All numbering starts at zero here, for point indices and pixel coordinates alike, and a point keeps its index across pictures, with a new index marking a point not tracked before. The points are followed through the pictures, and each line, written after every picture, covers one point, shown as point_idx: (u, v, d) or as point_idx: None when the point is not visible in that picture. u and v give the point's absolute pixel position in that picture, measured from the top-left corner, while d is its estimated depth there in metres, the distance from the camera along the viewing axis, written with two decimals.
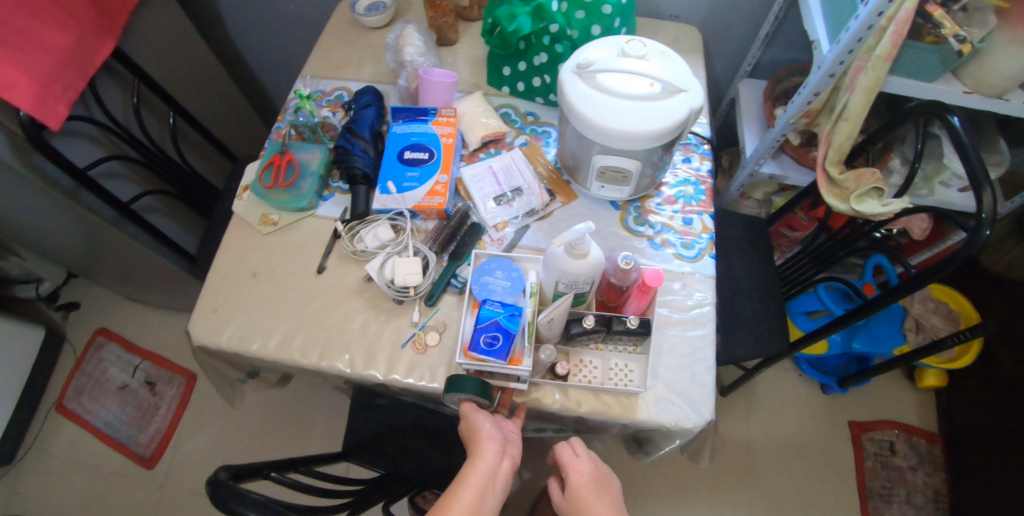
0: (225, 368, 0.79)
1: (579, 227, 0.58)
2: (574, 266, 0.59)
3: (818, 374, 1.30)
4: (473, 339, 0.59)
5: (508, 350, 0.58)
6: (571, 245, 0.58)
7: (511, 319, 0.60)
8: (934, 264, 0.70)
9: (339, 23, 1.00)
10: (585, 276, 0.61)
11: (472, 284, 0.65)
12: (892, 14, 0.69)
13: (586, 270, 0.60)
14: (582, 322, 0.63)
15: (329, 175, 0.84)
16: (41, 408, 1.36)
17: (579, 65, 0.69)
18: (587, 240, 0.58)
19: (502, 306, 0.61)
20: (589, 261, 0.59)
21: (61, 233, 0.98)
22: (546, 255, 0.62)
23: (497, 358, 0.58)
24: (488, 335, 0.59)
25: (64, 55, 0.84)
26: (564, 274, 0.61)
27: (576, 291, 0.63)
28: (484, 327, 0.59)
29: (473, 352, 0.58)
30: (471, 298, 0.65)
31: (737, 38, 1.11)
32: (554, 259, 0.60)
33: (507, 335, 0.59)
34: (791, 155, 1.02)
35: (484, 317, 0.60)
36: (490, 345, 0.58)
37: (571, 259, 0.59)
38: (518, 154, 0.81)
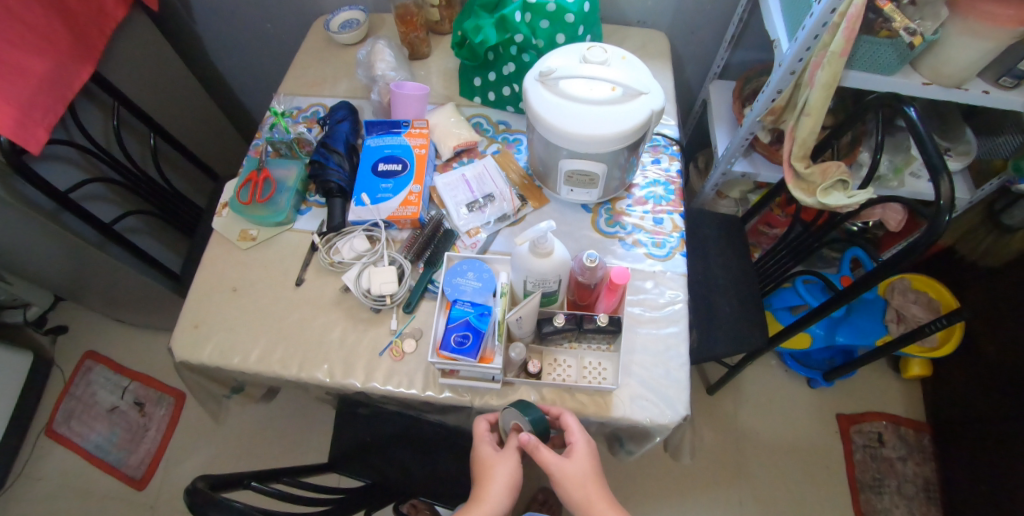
0: (207, 383, 0.80)
1: (541, 226, 0.60)
2: (539, 264, 0.61)
3: (804, 368, 1.31)
4: (444, 337, 0.60)
5: (478, 348, 0.60)
6: (534, 244, 0.59)
7: (481, 318, 0.61)
8: (899, 253, 0.71)
9: (314, 41, 1.03)
10: (552, 274, 0.62)
11: (443, 283, 0.66)
12: (843, 11, 0.71)
13: (552, 268, 0.61)
14: (553, 321, 0.64)
15: (306, 190, 0.86)
16: (30, 433, 1.36)
17: (541, 73, 0.70)
18: (550, 238, 0.60)
19: (472, 306, 0.62)
20: (554, 259, 0.61)
21: (45, 257, 0.99)
22: (513, 255, 0.63)
23: (467, 356, 0.59)
24: (459, 335, 0.60)
25: (43, 81, 0.86)
26: (532, 272, 0.62)
27: (544, 289, 0.64)
28: (454, 326, 0.61)
29: (445, 350, 0.60)
30: (443, 298, 0.66)
31: (705, 41, 1.13)
32: (520, 260, 0.62)
33: (477, 333, 0.60)
34: (762, 153, 1.04)
35: (455, 316, 0.61)
36: (460, 344, 0.60)
37: (536, 258, 0.61)
38: (490, 162, 0.82)
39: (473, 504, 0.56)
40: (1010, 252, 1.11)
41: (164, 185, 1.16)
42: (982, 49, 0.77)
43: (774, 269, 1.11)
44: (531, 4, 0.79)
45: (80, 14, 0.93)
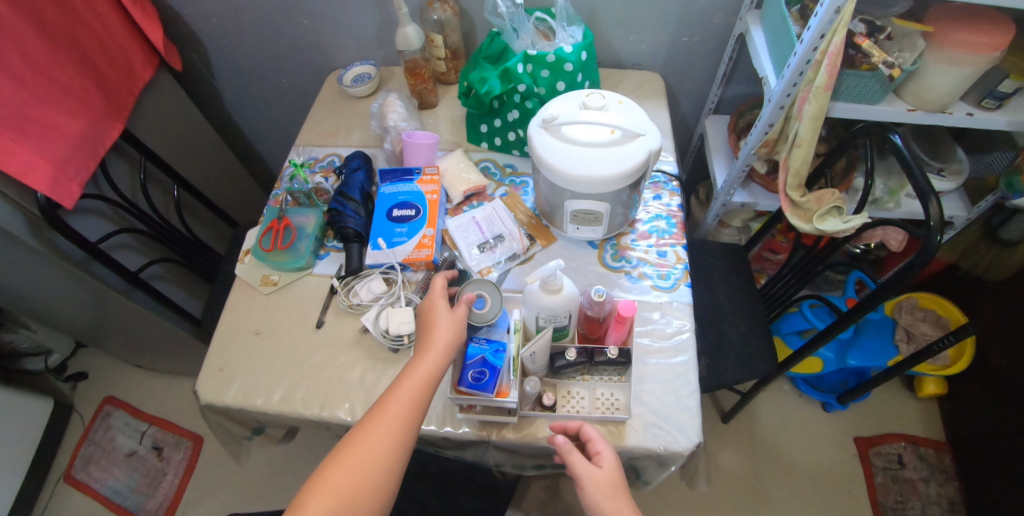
0: (231, 424, 0.82)
1: (550, 264, 0.63)
2: (549, 301, 0.64)
3: (817, 392, 1.32)
4: (461, 373, 0.63)
5: (495, 383, 0.62)
6: (544, 281, 0.63)
7: (497, 354, 0.64)
8: (896, 272, 0.74)
9: (328, 95, 1.09)
10: (563, 310, 0.65)
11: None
12: (825, 48, 0.76)
13: (562, 304, 0.64)
14: (566, 355, 0.67)
15: (324, 235, 0.90)
16: (49, 480, 1.37)
17: (544, 119, 0.75)
18: (559, 276, 0.63)
19: (487, 343, 0.65)
20: (564, 295, 0.64)
21: (72, 304, 1.03)
22: (524, 293, 0.66)
23: (484, 391, 0.61)
24: (476, 371, 0.63)
25: (77, 139, 0.91)
26: (543, 309, 0.65)
27: (557, 324, 0.67)
28: (471, 363, 0.63)
29: (462, 386, 0.62)
30: None
31: (698, 79, 1.19)
32: (532, 297, 0.65)
33: (493, 369, 0.63)
34: (759, 183, 1.08)
35: (471, 354, 0.64)
36: (478, 380, 0.62)
37: (546, 294, 0.64)
38: (499, 204, 0.86)
39: (425, 351, 0.61)
40: (1013, 266, 1.13)
41: (186, 233, 1.21)
42: (960, 75, 0.81)
43: (779, 294, 1.12)
44: (532, 56, 0.84)
45: (111, 76, 1.00)
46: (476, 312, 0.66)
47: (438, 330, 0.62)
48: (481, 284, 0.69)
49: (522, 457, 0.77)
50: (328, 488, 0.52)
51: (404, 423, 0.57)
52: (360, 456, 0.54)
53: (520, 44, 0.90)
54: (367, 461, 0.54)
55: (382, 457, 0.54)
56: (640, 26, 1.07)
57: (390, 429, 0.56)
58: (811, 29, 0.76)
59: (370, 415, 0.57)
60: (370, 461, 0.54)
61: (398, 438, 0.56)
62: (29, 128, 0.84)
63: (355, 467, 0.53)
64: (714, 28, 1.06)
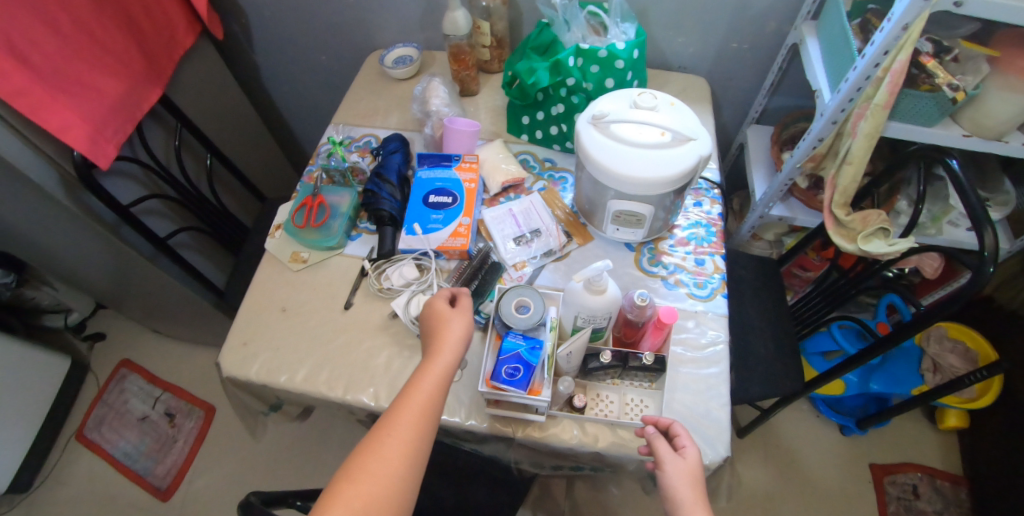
0: (250, 399, 0.82)
1: (597, 264, 0.62)
2: (592, 301, 0.62)
3: (837, 415, 1.29)
4: (494, 369, 0.61)
5: (528, 381, 0.60)
6: (589, 281, 0.61)
7: (533, 352, 0.62)
8: (940, 301, 0.72)
9: (368, 75, 1.08)
10: (604, 312, 0.64)
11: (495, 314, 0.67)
12: (888, 65, 0.74)
13: (604, 305, 0.63)
14: (600, 357, 0.65)
15: (357, 216, 0.89)
16: (61, 437, 1.39)
17: (594, 116, 0.74)
18: (605, 277, 0.62)
19: (524, 339, 0.63)
20: (607, 296, 0.63)
21: (98, 265, 1.03)
22: (566, 292, 0.65)
23: (518, 388, 0.60)
24: (510, 367, 0.61)
25: (116, 100, 0.91)
26: (584, 309, 0.63)
27: (594, 326, 0.66)
28: (506, 358, 0.61)
29: (495, 381, 0.61)
30: (493, 331, 0.68)
31: (743, 87, 1.16)
32: (573, 296, 0.64)
33: (528, 366, 0.61)
34: (799, 198, 1.05)
35: (506, 349, 0.62)
36: (511, 376, 0.60)
37: (590, 295, 0.63)
38: (537, 199, 0.85)
39: (435, 353, 0.58)
40: None
41: (215, 203, 1.20)
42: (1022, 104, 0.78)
43: (808, 314, 1.10)
44: (584, 50, 0.83)
45: (153, 40, 0.99)
46: (520, 316, 0.64)
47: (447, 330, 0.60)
48: (522, 290, 0.67)
49: (542, 456, 0.76)
50: (341, 502, 0.48)
51: (422, 425, 0.53)
52: (374, 466, 0.50)
53: (570, 37, 0.87)
54: (384, 470, 0.50)
55: (397, 467, 0.50)
56: (690, 28, 1.04)
57: (405, 435, 0.52)
58: (874, 44, 0.74)
59: (384, 420, 0.53)
60: (384, 471, 0.50)
61: (416, 444, 0.52)
62: (71, 86, 0.83)
63: (373, 475, 0.49)
64: (765, 36, 1.04)
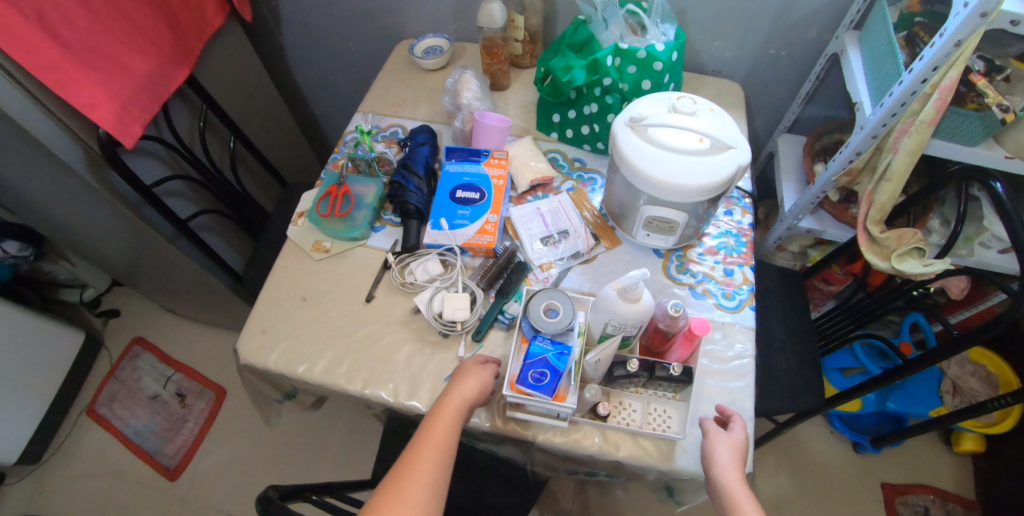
0: (267, 387, 0.81)
1: (634, 273, 0.60)
2: (625, 309, 0.61)
3: (851, 431, 1.27)
4: (521, 372, 0.61)
5: (554, 387, 0.60)
6: (624, 289, 0.60)
7: (560, 357, 0.61)
8: (976, 326, 0.70)
9: (397, 64, 1.07)
10: (636, 321, 0.63)
11: (521, 317, 0.66)
12: (936, 82, 0.72)
13: (637, 314, 0.61)
14: (626, 365, 0.64)
15: (382, 208, 0.88)
16: (73, 411, 1.40)
17: (632, 118, 0.72)
18: (640, 286, 0.60)
19: (552, 344, 0.62)
20: (641, 305, 0.61)
21: (118, 242, 1.03)
22: (598, 297, 0.64)
23: (544, 394, 0.59)
24: (536, 371, 0.60)
25: (144, 79, 0.90)
26: (614, 317, 0.63)
27: (624, 333, 0.65)
28: (532, 362, 0.61)
29: (520, 386, 0.60)
30: (519, 334, 0.66)
31: (777, 95, 1.14)
32: (606, 302, 0.63)
33: (555, 372, 0.60)
34: (829, 211, 1.03)
35: (534, 353, 0.61)
36: (538, 381, 0.60)
37: (623, 304, 0.61)
38: (565, 199, 0.84)
39: (449, 394, 0.61)
40: None
41: (237, 187, 1.20)
42: None
43: (831, 329, 1.10)
44: (623, 50, 0.81)
45: (183, 20, 0.98)
46: (549, 320, 0.64)
47: (462, 376, 0.63)
48: (552, 293, 0.66)
49: (558, 460, 0.75)
50: None
51: (438, 468, 0.55)
52: (398, 498, 0.52)
53: (608, 36, 0.85)
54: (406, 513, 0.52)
55: (419, 497, 0.53)
56: (727, 32, 1.02)
57: (427, 467, 0.55)
58: (923, 59, 0.72)
59: (404, 461, 0.55)
60: (407, 502, 0.52)
61: (436, 481, 0.54)
62: (99, 62, 0.82)
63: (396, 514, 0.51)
64: (805, 43, 1.01)
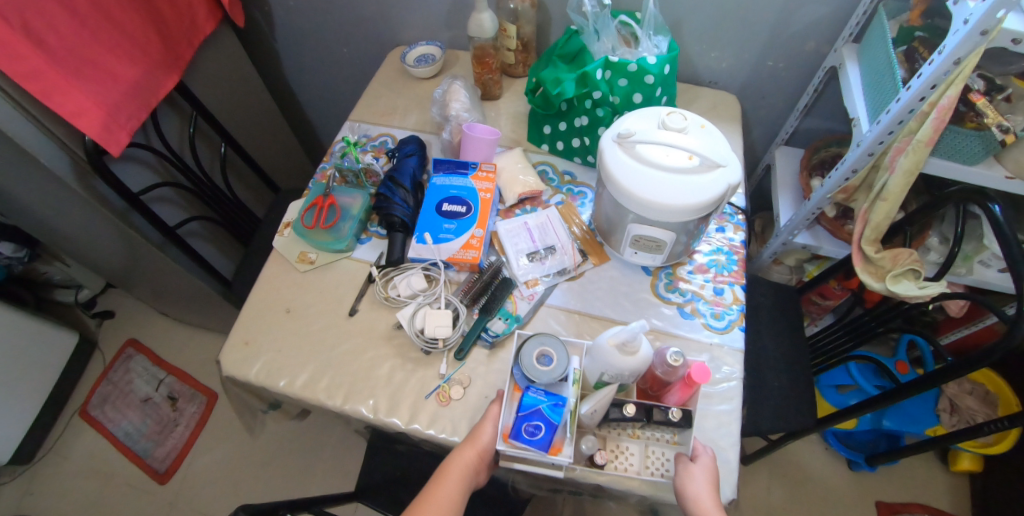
0: (250, 399, 0.80)
1: (633, 325, 0.60)
2: (622, 361, 0.60)
3: (846, 449, 1.26)
4: (515, 426, 0.58)
5: (549, 441, 0.57)
6: (623, 343, 0.60)
7: (555, 409, 0.58)
8: (974, 353, 0.68)
9: (389, 72, 1.06)
10: (632, 373, 0.62)
11: (514, 365, 0.63)
12: (934, 100, 0.70)
13: (634, 366, 0.61)
14: (622, 408, 0.61)
15: (368, 219, 0.87)
16: (65, 411, 1.40)
17: (620, 134, 0.70)
18: (639, 338, 0.60)
19: (545, 394, 0.59)
20: (639, 357, 0.61)
21: (107, 247, 1.03)
22: (594, 347, 0.62)
23: (538, 449, 0.57)
24: (530, 424, 0.58)
25: (132, 86, 0.89)
26: (610, 367, 0.62)
27: (620, 382, 0.64)
28: (526, 415, 0.58)
29: (514, 440, 0.57)
30: (511, 382, 0.63)
31: (774, 107, 1.12)
32: (603, 354, 0.61)
33: (550, 425, 0.57)
34: (826, 227, 1.01)
35: (526, 405, 0.59)
36: (532, 435, 0.57)
37: (621, 356, 0.61)
38: (554, 213, 0.83)
39: (457, 452, 0.61)
40: None
41: (228, 193, 1.19)
42: None
43: (828, 345, 1.08)
44: (613, 62, 0.80)
45: (173, 25, 0.97)
46: (543, 369, 0.61)
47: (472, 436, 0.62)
48: (545, 339, 0.64)
49: (540, 479, 0.73)
50: None
51: None
52: None
53: (599, 48, 0.85)
54: None
55: None
56: (724, 42, 1.00)
57: None
58: (921, 77, 0.70)
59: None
60: None
61: None
62: (85, 69, 0.81)
63: None
64: (803, 55, 1.00)
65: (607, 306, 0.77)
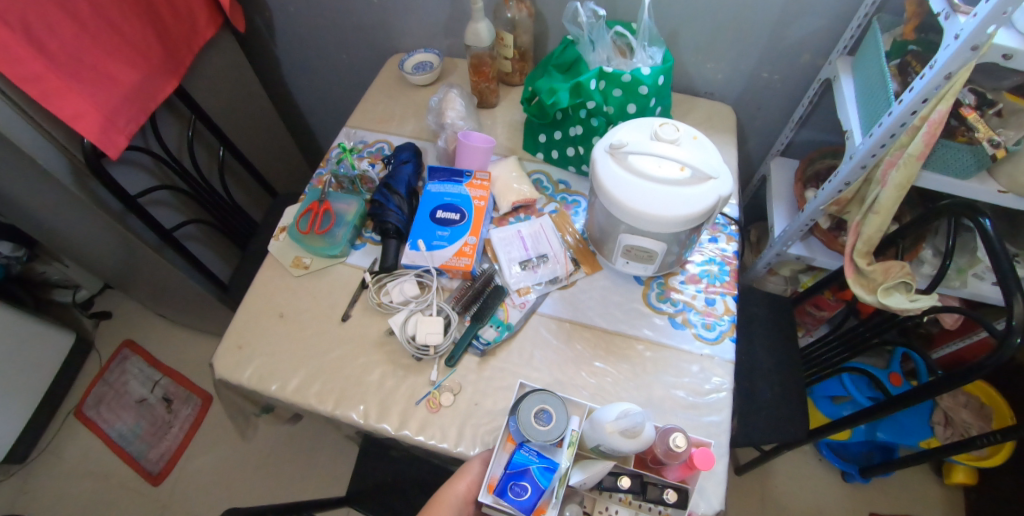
0: (242, 403, 0.80)
1: (636, 410, 0.55)
2: (622, 443, 0.55)
3: (840, 460, 1.25)
4: (501, 483, 0.55)
5: (534, 504, 0.54)
6: (625, 431, 0.55)
7: (544, 473, 0.55)
8: (964, 367, 0.68)
9: (386, 79, 1.06)
10: (632, 452, 0.57)
11: (510, 417, 0.60)
12: (926, 114, 0.70)
13: (634, 448, 0.56)
14: (618, 480, 0.58)
15: (363, 225, 0.87)
16: (60, 412, 1.40)
17: (612, 145, 0.71)
18: (642, 423, 0.55)
19: (538, 455, 0.56)
20: (640, 440, 0.56)
21: (105, 249, 1.03)
22: (595, 417, 0.58)
23: (521, 511, 0.53)
24: (517, 484, 0.55)
25: (131, 90, 0.90)
26: (608, 443, 0.57)
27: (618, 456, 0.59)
28: (515, 473, 0.55)
29: (498, 497, 0.54)
30: (506, 433, 0.60)
31: (770, 118, 1.12)
32: (601, 429, 0.57)
33: (536, 489, 0.54)
34: (820, 238, 1.02)
35: (516, 463, 0.56)
36: (517, 495, 0.54)
37: (622, 439, 0.56)
38: (547, 222, 0.83)
39: (448, 485, 0.59)
40: None
41: (226, 197, 1.20)
42: None
43: (822, 356, 1.08)
44: (608, 73, 0.80)
45: (174, 31, 0.98)
46: (540, 429, 0.58)
47: (465, 470, 0.60)
48: (547, 396, 0.60)
49: None
50: None
51: None
52: None
53: (595, 58, 0.85)
54: None
55: None
56: (720, 54, 1.01)
57: None
58: (913, 91, 0.70)
59: None
60: None
61: None
62: (84, 73, 0.82)
63: None
64: (798, 67, 1.00)
65: (599, 315, 0.77)
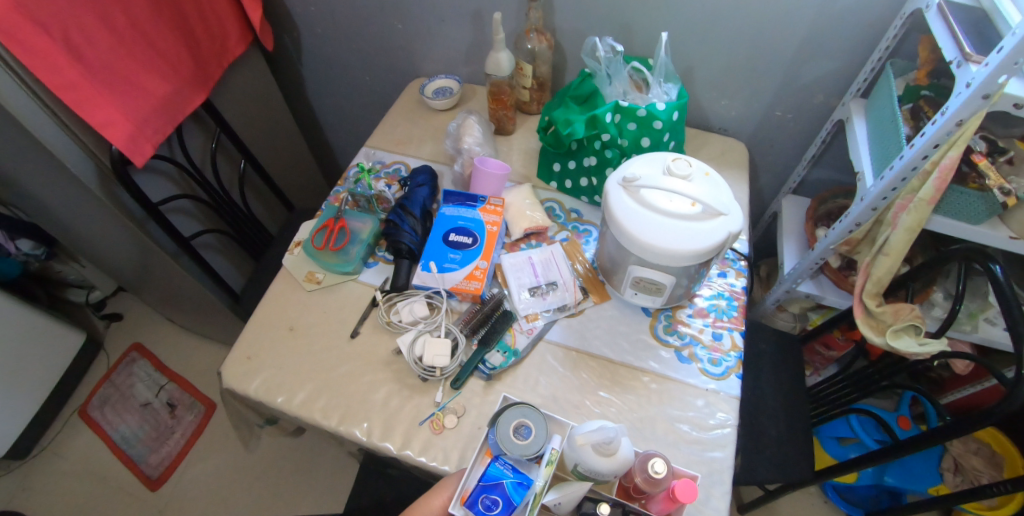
0: (248, 415, 0.81)
1: (612, 427, 0.56)
2: (597, 462, 0.56)
3: (846, 503, 1.23)
4: (472, 494, 0.55)
5: None
6: (596, 444, 0.56)
7: (518, 489, 0.55)
8: (975, 414, 0.67)
9: (407, 103, 1.09)
10: (610, 474, 0.57)
11: (489, 429, 0.60)
12: (936, 160, 0.71)
13: (611, 468, 0.56)
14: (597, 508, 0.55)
15: (376, 244, 0.89)
16: (66, 411, 1.41)
17: (625, 178, 0.72)
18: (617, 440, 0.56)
19: (513, 470, 0.57)
20: (616, 459, 0.57)
21: (122, 253, 1.06)
22: (573, 433, 0.58)
23: None
24: (488, 496, 0.55)
25: (160, 102, 0.93)
26: (585, 463, 0.57)
27: (597, 479, 0.59)
28: (487, 486, 0.55)
29: (468, 509, 0.55)
30: (485, 445, 0.61)
31: (783, 155, 1.13)
32: (576, 447, 0.57)
33: (507, 503, 0.55)
34: (830, 277, 1.01)
35: (490, 475, 0.56)
36: (487, 510, 0.54)
37: (596, 455, 0.56)
38: (558, 250, 0.85)
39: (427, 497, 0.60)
40: None
41: (243, 208, 1.22)
42: None
43: (829, 396, 1.07)
44: (623, 107, 0.82)
45: (205, 47, 1.02)
46: (518, 443, 0.57)
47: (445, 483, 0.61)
48: (527, 410, 0.60)
49: None
50: None
51: None
52: None
53: (611, 91, 0.87)
54: None
55: None
56: (734, 91, 1.03)
57: None
58: (924, 136, 0.71)
59: None
60: None
61: None
62: (117, 83, 0.85)
63: None
64: (812, 107, 1.02)
65: (606, 345, 0.77)
